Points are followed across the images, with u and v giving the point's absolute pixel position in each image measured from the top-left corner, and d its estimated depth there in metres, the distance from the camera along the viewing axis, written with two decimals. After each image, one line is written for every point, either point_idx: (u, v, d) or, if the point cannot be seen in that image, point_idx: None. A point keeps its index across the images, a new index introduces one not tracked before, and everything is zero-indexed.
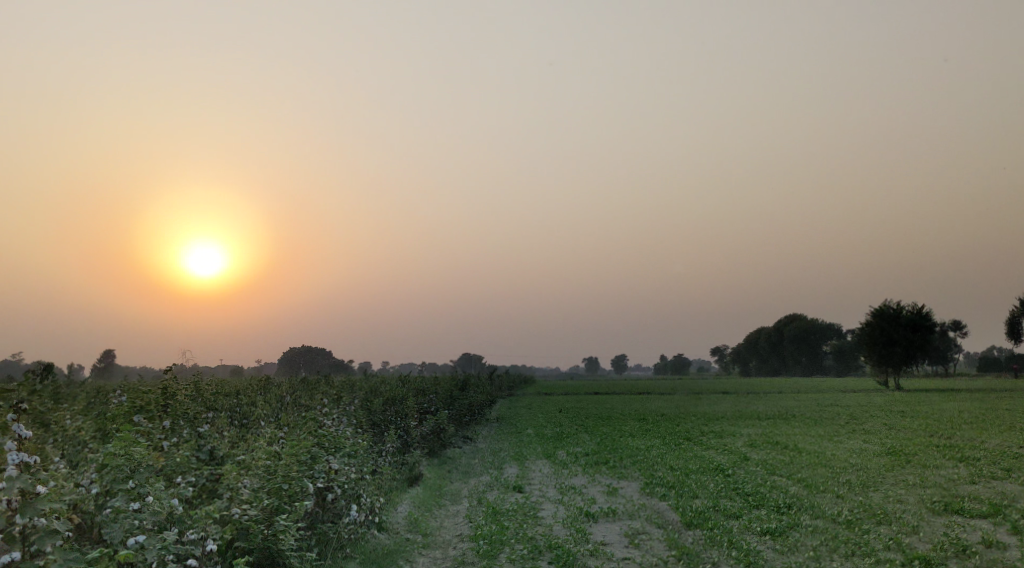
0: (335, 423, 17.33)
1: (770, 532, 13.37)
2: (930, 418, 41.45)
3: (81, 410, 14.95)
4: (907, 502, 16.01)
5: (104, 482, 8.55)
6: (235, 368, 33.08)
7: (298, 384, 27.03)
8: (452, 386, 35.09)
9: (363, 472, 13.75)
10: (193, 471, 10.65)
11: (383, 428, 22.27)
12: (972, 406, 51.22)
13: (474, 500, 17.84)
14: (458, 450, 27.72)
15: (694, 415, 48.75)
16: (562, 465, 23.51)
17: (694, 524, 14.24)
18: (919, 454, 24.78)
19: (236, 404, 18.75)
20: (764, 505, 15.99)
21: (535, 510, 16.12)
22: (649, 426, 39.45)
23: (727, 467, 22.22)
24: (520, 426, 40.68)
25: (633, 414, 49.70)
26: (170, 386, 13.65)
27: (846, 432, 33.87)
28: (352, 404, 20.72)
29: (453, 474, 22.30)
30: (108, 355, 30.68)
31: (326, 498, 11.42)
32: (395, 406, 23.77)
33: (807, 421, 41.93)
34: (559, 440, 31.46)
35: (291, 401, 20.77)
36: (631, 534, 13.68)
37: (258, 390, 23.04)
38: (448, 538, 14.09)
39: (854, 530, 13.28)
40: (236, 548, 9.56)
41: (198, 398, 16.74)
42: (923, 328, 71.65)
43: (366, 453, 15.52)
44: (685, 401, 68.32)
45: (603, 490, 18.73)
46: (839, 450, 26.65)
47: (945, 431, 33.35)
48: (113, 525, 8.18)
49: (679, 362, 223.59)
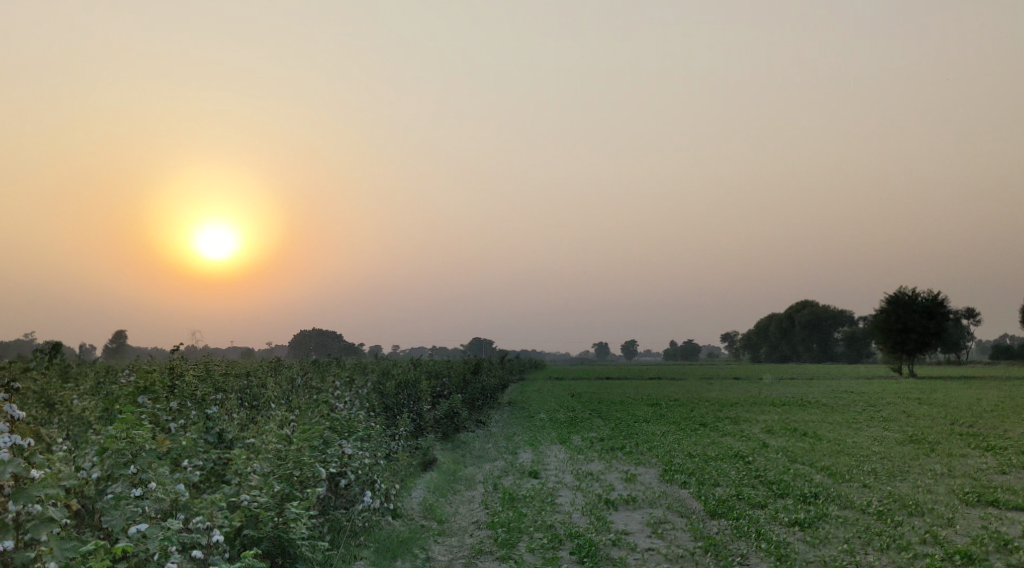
0: (347, 406, 16.92)
1: (799, 522, 12.85)
2: (950, 406, 40.78)
3: (88, 390, 14.60)
4: (938, 493, 15.45)
5: (105, 467, 8.10)
6: (245, 350, 32.82)
7: (309, 366, 26.67)
8: (464, 370, 34.72)
9: (376, 457, 13.33)
10: (200, 456, 10.23)
11: (395, 411, 21.87)
12: (991, 394, 50.45)
13: (489, 486, 17.41)
14: (471, 435, 27.35)
15: (708, 401, 48.30)
16: (577, 450, 23.08)
17: (718, 514, 13.72)
18: (943, 442, 24.20)
19: (246, 386, 18.36)
20: (789, 494, 15.47)
21: (553, 497, 15.67)
22: (663, 411, 38.98)
23: (747, 454, 21.74)
24: (533, 410, 40.33)
25: (645, 400, 49.28)
26: (178, 366, 13.28)
27: (865, 419, 33.28)
28: (365, 387, 20.32)
29: (468, 459, 21.92)
30: (119, 336, 30.41)
31: (339, 484, 10.98)
32: (408, 389, 23.37)
33: (823, 407, 41.38)
34: (573, 425, 31.08)
35: (302, 384, 20.39)
36: (654, 523, 13.19)
37: (269, 372, 22.67)
38: (465, 525, 13.67)
39: (886, 522, 12.75)
40: (244, 536, 9.13)
41: (207, 380, 16.38)
42: (939, 315, 70.67)
43: (380, 438, 15.11)
44: (697, 386, 67.81)
45: (621, 476, 18.29)
46: (860, 437, 26.10)
47: (966, 419, 32.73)
48: (114, 513, 7.75)
49: (690, 348, 222.95)
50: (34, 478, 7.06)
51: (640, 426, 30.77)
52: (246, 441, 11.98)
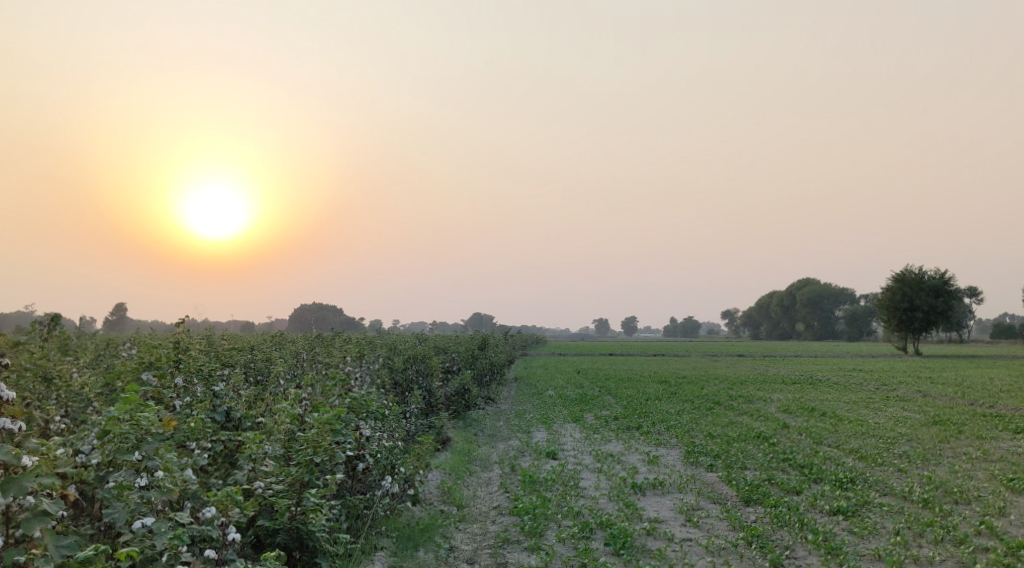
0: (358, 383, 16.19)
1: (842, 511, 12.14)
2: (963, 385, 40.05)
3: (89, 362, 13.89)
4: (978, 479, 14.71)
5: (106, 451, 7.32)
6: (248, 324, 32.11)
7: (314, 342, 25.94)
8: (472, 344, 33.96)
9: (394, 438, 12.59)
10: (209, 437, 9.56)
11: (404, 388, 21.14)
12: (1002, 373, 49.69)
13: (507, 467, 16.71)
14: (481, 412, 26.67)
15: (716, 379, 47.59)
16: (592, 430, 22.37)
17: (754, 501, 13.00)
18: (968, 423, 23.47)
19: (252, 360, 17.70)
20: (823, 480, 14.74)
21: (574, 479, 14.95)
22: (674, 389, 38.30)
23: (769, 435, 21.02)
24: (540, 386, 39.68)
25: (654, 376, 48.62)
26: (182, 339, 12.52)
27: (881, 399, 32.61)
28: (375, 363, 19.56)
29: (480, 438, 21.21)
30: (120, 308, 29.68)
31: (356, 468, 10.28)
32: (417, 365, 22.63)
33: (834, 386, 40.67)
34: (584, 403, 30.41)
35: (309, 359, 19.63)
36: (687, 510, 12.49)
37: (274, 346, 21.92)
38: (486, 511, 12.95)
39: (935, 510, 12.00)
40: (259, 527, 8.43)
41: (213, 355, 15.64)
42: (945, 294, 70.13)
43: (395, 418, 14.34)
44: (702, 363, 67.32)
45: (643, 458, 17.59)
46: (880, 417, 25.40)
47: (983, 399, 32.06)
48: (115, 504, 7.01)
49: (690, 324, 222.70)
50: (25, 466, 6.26)
51: (654, 404, 30.11)
52: (257, 421, 11.29)
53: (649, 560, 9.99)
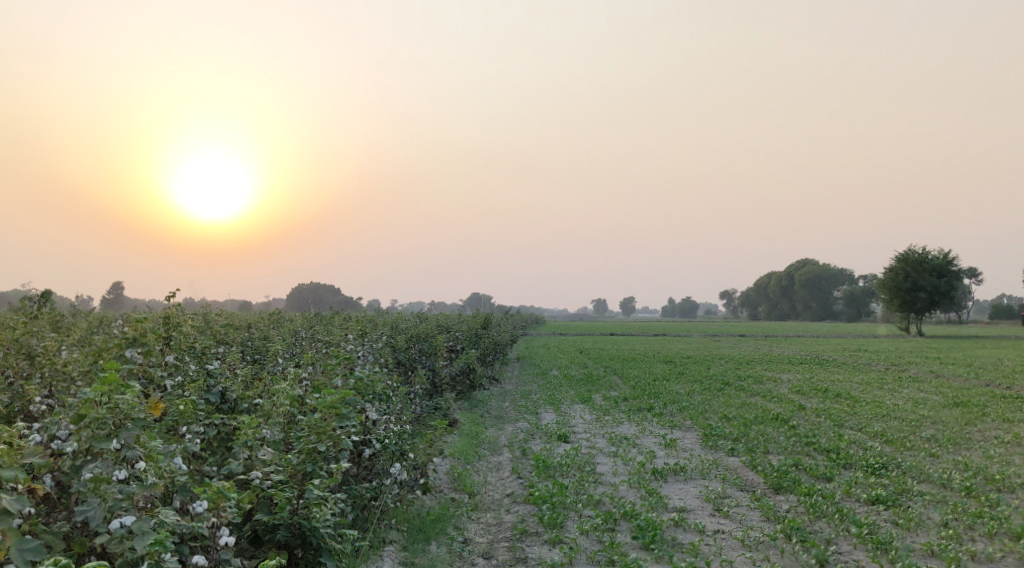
0: (361, 362, 15.36)
1: (880, 500, 11.33)
2: (973, 365, 39.33)
3: (78, 340, 13.08)
4: (1016, 464, 13.89)
5: (83, 440, 6.58)
6: (246, 304, 31.23)
7: (314, 320, 25.09)
8: (475, 324, 33.07)
9: (401, 421, 11.78)
10: (202, 422, 8.85)
11: (407, 367, 20.29)
12: (1011, 353, 48.95)
13: (518, 451, 15.92)
14: (486, 393, 25.86)
15: (721, 359, 46.80)
16: (603, 411, 21.55)
17: (784, 489, 12.23)
18: (990, 404, 22.66)
19: (250, 339, 16.90)
20: (853, 466, 13.93)
21: (589, 464, 14.14)
22: (680, 369, 37.51)
23: (787, 416, 20.20)
24: (544, 366, 38.95)
25: (658, 356, 47.87)
26: (173, 314, 11.64)
27: (893, 380, 31.80)
28: (377, 341, 18.70)
29: (487, 420, 20.40)
30: (117, 286, 28.80)
31: (363, 454, 9.51)
32: (421, 344, 21.77)
33: (843, 366, 39.94)
34: (590, 383, 29.61)
35: (309, 338, 18.76)
36: (715, 498, 11.72)
37: (273, 324, 21.08)
38: (500, 499, 12.15)
39: (980, 500, 11.18)
40: (257, 521, 7.67)
41: (207, 333, 14.80)
42: (949, 273, 69.25)
43: (402, 400, 13.54)
44: (704, 344, 66.60)
45: (659, 441, 16.79)
46: (897, 399, 24.58)
47: (1000, 379, 31.26)
48: (92, 500, 6.28)
49: (688, 305, 222.21)
50: None
51: (663, 385, 29.28)
52: (254, 402, 10.50)
53: (682, 555, 9.21)
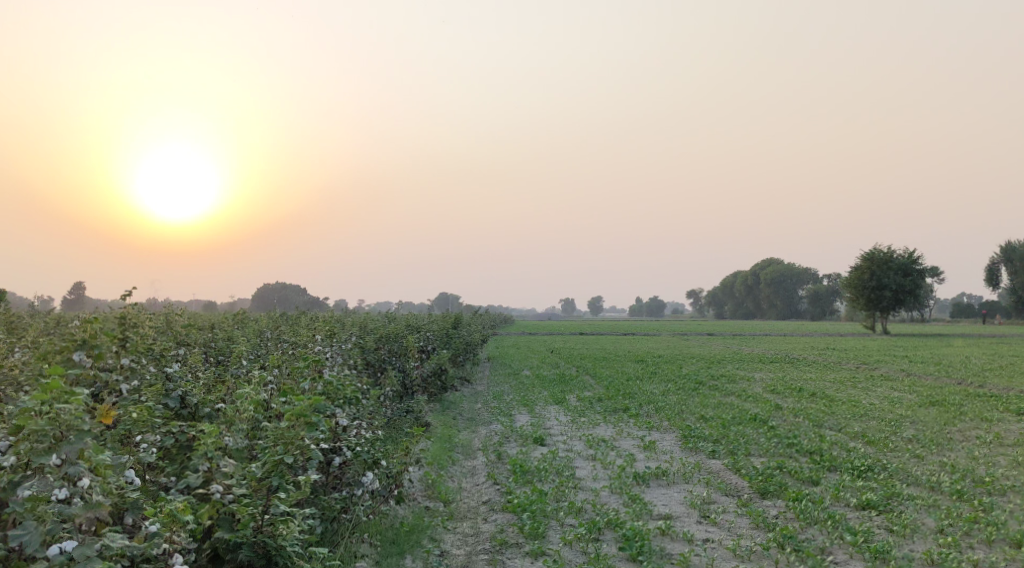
0: (330, 364, 14.73)
1: (870, 505, 10.98)
2: (942, 363, 39.53)
3: (27, 341, 12.30)
4: (1002, 466, 13.67)
5: (21, 455, 5.94)
6: (211, 304, 30.36)
7: (280, 321, 24.36)
8: (445, 323, 32.44)
9: (371, 426, 11.20)
10: (159, 429, 8.24)
11: (377, 369, 19.67)
12: (976, 352, 49.43)
13: (493, 455, 15.38)
14: (458, 394, 25.31)
15: (692, 357, 46.65)
16: (578, 413, 21.09)
17: (771, 493, 11.84)
18: (965, 404, 22.55)
19: (213, 342, 16.17)
20: (838, 469, 13.59)
21: (569, 469, 13.63)
22: (652, 369, 37.20)
23: (764, 416, 19.89)
24: (514, 366, 38.48)
25: (629, 355, 47.62)
26: (129, 315, 11.01)
27: (865, 378, 31.80)
28: (347, 342, 18.07)
29: (460, 422, 19.81)
30: (78, 286, 27.77)
31: (332, 462, 8.96)
32: (390, 345, 21.12)
33: (813, 365, 39.92)
34: (563, 384, 29.18)
35: (275, 339, 18.05)
36: (700, 504, 11.28)
37: (237, 325, 20.32)
38: (476, 507, 11.60)
39: (973, 504, 10.86)
40: (218, 540, 7.08)
41: (166, 334, 14.06)
42: (914, 272, 69.96)
43: (373, 403, 12.94)
44: (674, 343, 66.65)
45: (637, 443, 16.34)
46: (872, 398, 24.44)
47: (970, 377, 31.35)
48: (28, 524, 5.68)
49: (656, 304, 223.35)
50: None
51: (636, 385, 28.90)
52: (218, 406, 9.84)
53: None
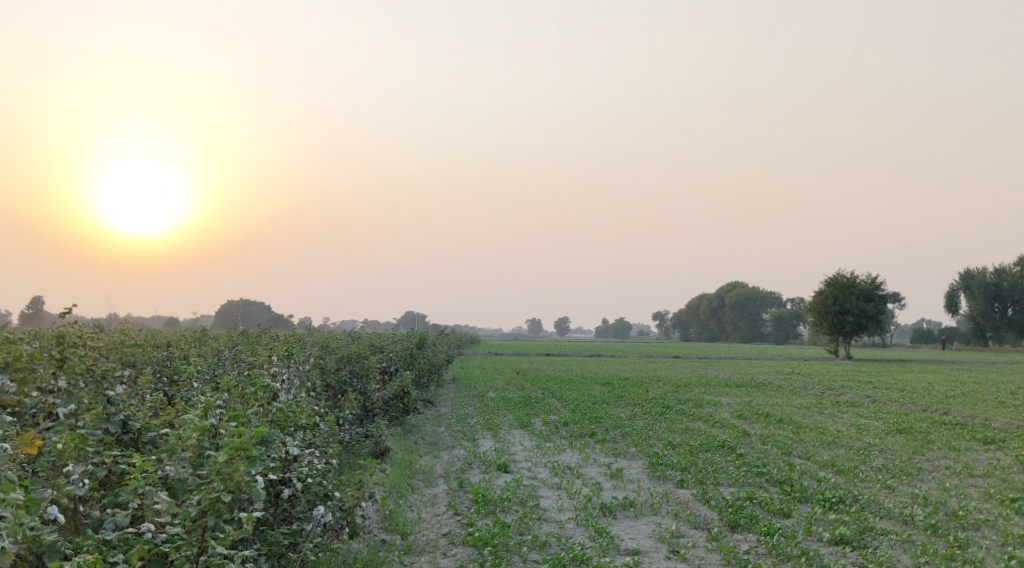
0: (285, 387, 14.09)
1: (843, 539, 10.62)
2: (907, 390, 39.60)
3: None
4: (973, 498, 13.41)
5: None
6: (173, 320, 29.49)
7: (238, 339, 23.61)
8: (409, 343, 31.82)
9: (325, 454, 10.68)
10: (92, 460, 7.73)
11: (336, 391, 19.03)
12: (939, 377, 49.76)
13: (454, 482, 14.84)
14: (421, 417, 24.68)
15: (658, 380, 46.31)
16: (543, 437, 20.59)
17: (742, 527, 11.45)
18: (933, 431, 22.42)
19: (163, 361, 15.51)
20: (808, 500, 13.21)
21: (532, 499, 13.10)
22: (619, 392, 36.83)
23: (733, 443, 19.54)
24: (480, 387, 37.89)
25: (596, 377, 47.27)
26: (69, 334, 10.41)
27: (831, 404, 31.68)
28: (305, 363, 17.44)
29: (422, 446, 19.21)
30: (33, 300, 26.83)
31: (281, 495, 8.48)
32: (351, 366, 20.48)
33: (779, 389, 39.82)
34: (529, 406, 28.65)
35: (232, 359, 17.38)
36: (668, 538, 10.85)
37: (193, 343, 19.57)
38: (435, 540, 11.04)
39: (948, 540, 10.56)
40: None
41: (112, 353, 13.38)
42: (877, 297, 70.63)
43: (329, 428, 12.35)
44: (641, 365, 66.53)
45: (604, 471, 15.89)
46: (840, 424, 24.22)
47: (936, 404, 31.36)
48: None
49: (622, 326, 223.94)
50: None
51: (603, 408, 28.48)
52: (164, 432, 9.36)
53: None
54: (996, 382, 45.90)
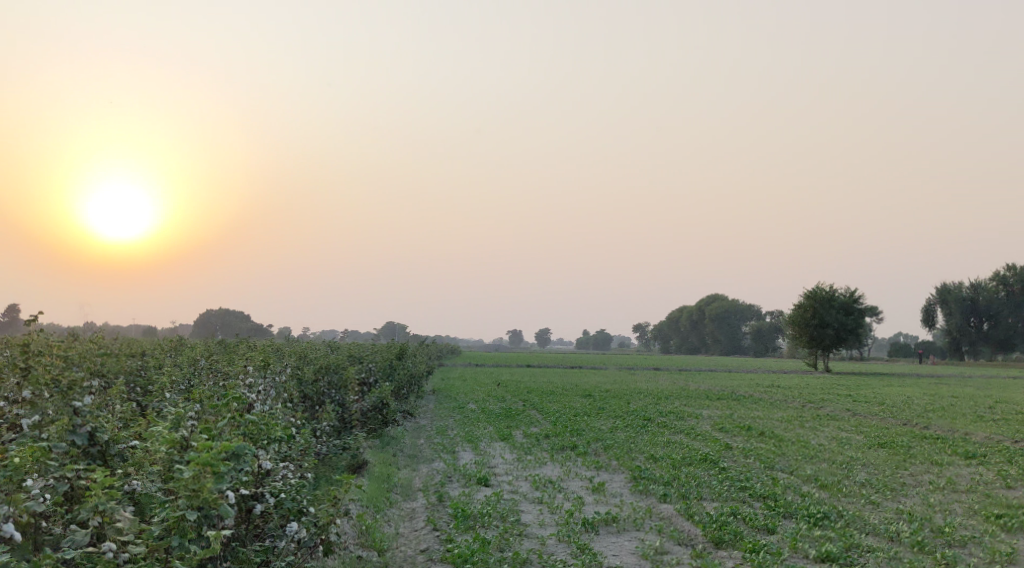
0: (260, 398, 13.75)
1: (829, 557, 10.46)
2: (886, 403, 39.70)
3: None
4: (958, 514, 13.31)
5: None
6: (150, 329, 28.98)
7: (215, 348, 23.16)
8: (388, 353, 31.45)
9: (300, 468, 10.39)
10: (53, 476, 7.44)
11: (314, 402, 18.68)
12: (916, 391, 50.00)
13: (433, 496, 14.55)
14: (400, 429, 24.32)
15: (639, 392, 46.15)
16: (524, 450, 20.32)
17: (726, 543, 11.26)
18: (915, 446, 22.36)
19: (135, 371, 15.09)
20: (793, 516, 13.04)
21: (513, 513, 12.84)
22: (601, 404, 36.59)
23: (715, 457, 19.35)
24: (460, 399, 37.53)
25: (577, 389, 47.05)
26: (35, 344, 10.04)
27: (812, 417, 31.62)
28: (282, 373, 17.09)
29: (400, 459, 18.87)
30: (8, 309, 26.26)
31: (253, 511, 8.20)
32: (329, 377, 20.11)
33: (761, 402, 39.77)
34: (509, 418, 28.37)
35: (207, 369, 16.98)
36: (652, 555, 10.63)
37: (168, 352, 19.13)
38: (413, 556, 10.76)
39: (935, 559, 10.43)
40: None
41: (81, 363, 12.98)
42: (855, 311, 71.02)
43: (305, 440, 12.04)
44: (621, 377, 66.34)
45: (585, 485, 15.65)
46: (822, 438, 24.12)
47: (916, 418, 31.37)
48: None
49: (602, 338, 224.21)
50: None
51: (584, 421, 28.23)
52: (132, 444, 9.05)
53: None
54: (973, 396, 46.18)
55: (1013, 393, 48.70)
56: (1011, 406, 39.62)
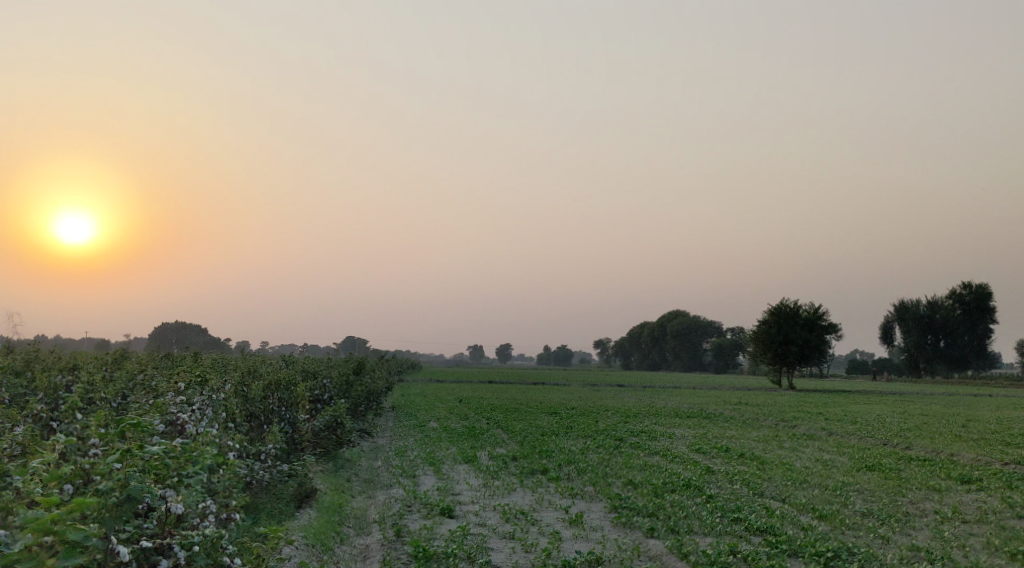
0: (193, 418, 11.89)
1: None
2: (860, 422, 38.40)
3: None
4: (978, 551, 11.99)
5: None
6: (98, 343, 26.78)
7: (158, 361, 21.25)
8: (344, 368, 29.52)
9: (228, 510, 8.64)
10: None
11: (262, 422, 16.84)
12: (884, 409, 49.03)
13: (390, 530, 12.81)
14: (356, 450, 22.48)
15: (605, 410, 44.62)
16: (491, 475, 18.58)
17: None
18: (907, 470, 20.96)
19: (52, 387, 13.16)
20: (799, 554, 11.53)
21: (481, 553, 11.17)
22: (568, 422, 34.91)
23: (699, 482, 17.79)
24: (420, 417, 35.65)
25: (542, 407, 45.48)
26: None
27: (789, 437, 30.21)
28: (224, 389, 15.21)
29: (354, 485, 17.07)
30: None
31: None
32: (279, 393, 18.27)
33: (732, 421, 38.37)
34: (474, 438, 26.60)
35: (139, 383, 15.13)
36: None
37: (101, 363, 17.22)
38: None
39: None
40: None
41: None
42: (818, 327, 70.39)
43: (242, 470, 10.22)
44: (586, 394, 64.93)
45: (562, 516, 14.03)
46: (806, 461, 22.67)
47: (897, 439, 30.07)
48: None
49: (563, 353, 223.79)
50: None
51: (553, 441, 26.52)
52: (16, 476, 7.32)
53: None
54: (942, 414, 45.31)
55: (980, 411, 47.92)
56: (984, 425, 38.60)
